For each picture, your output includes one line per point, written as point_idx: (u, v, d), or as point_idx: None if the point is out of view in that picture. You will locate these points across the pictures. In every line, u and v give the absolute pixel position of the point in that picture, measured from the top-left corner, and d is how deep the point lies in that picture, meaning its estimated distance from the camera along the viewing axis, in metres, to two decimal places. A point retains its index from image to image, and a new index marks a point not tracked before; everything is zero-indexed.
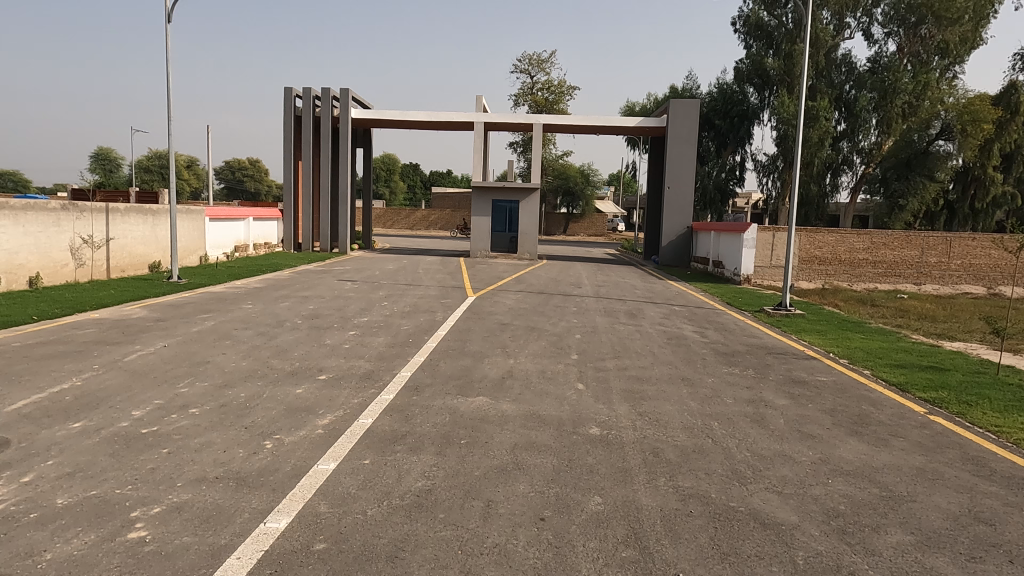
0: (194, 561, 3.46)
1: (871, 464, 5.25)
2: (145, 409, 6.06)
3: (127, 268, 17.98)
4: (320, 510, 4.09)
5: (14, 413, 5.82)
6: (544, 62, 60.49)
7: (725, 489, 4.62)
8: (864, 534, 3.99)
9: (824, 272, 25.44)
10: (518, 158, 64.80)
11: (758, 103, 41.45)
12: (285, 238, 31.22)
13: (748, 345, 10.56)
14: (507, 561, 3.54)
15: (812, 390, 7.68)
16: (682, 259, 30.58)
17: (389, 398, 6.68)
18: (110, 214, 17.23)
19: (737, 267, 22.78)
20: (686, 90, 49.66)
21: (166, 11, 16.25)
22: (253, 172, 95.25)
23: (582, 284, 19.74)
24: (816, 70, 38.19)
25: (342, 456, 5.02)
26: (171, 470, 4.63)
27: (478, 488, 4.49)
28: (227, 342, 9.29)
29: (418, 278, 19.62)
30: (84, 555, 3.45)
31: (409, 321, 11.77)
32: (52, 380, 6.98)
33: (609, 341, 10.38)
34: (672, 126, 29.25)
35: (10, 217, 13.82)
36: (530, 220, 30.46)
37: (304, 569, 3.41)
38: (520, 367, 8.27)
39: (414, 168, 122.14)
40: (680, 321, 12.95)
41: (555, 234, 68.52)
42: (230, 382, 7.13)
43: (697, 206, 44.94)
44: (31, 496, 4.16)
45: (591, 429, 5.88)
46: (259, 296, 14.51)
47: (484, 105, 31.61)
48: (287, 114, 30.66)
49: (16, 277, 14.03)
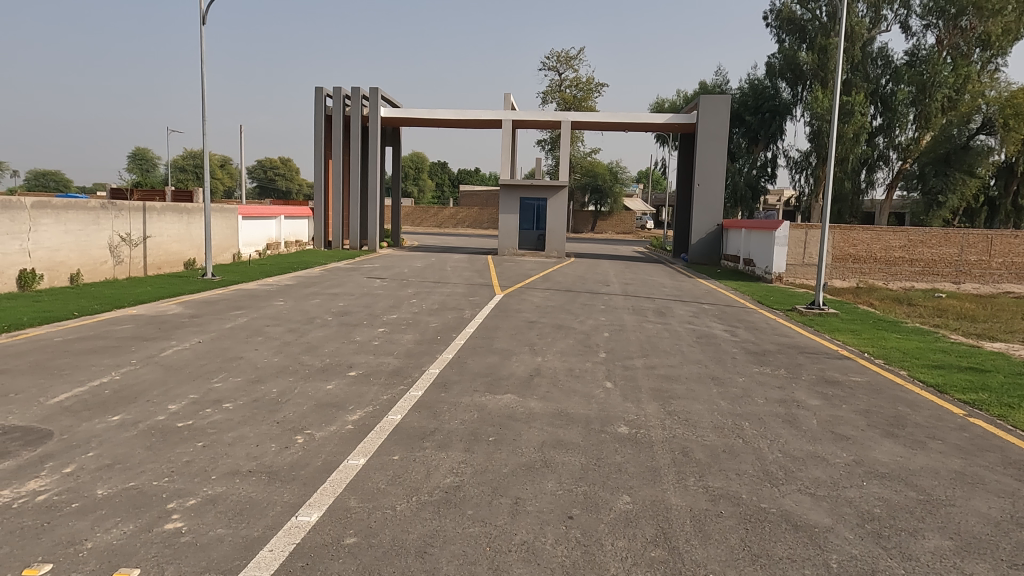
0: (228, 552, 3.53)
1: (907, 467, 5.13)
2: (181, 403, 6.20)
3: (163, 265, 18.41)
4: (350, 504, 4.14)
5: (56, 406, 6.00)
6: (572, 59, 60.40)
7: (755, 489, 4.56)
8: (900, 538, 3.91)
9: (858, 271, 25.05)
10: (545, 155, 65.11)
11: (791, 99, 40.71)
12: (316, 236, 31.61)
13: (779, 344, 10.40)
14: (536, 559, 3.54)
15: (845, 391, 7.54)
16: (712, 258, 30.12)
17: (417, 394, 6.75)
18: (146, 213, 17.65)
19: (769, 265, 22.35)
20: (716, 86, 49.27)
21: (201, 13, 16.69)
22: (285, 171, 96.99)
23: (610, 282, 19.62)
24: (852, 63, 37.40)
25: (372, 452, 5.06)
26: (205, 463, 4.73)
27: (506, 484, 4.50)
28: (259, 339, 9.44)
29: (446, 276, 19.68)
30: (123, 546, 3.54)
31: (437, 318, 11.82)
32: (92, 374, 7.20)
33: (637, 339, 10.30)
34: (702, 123, 28.94)
35: (53, 215, 14.24)
36: (558, 219, 30.41)
37: (334, 565, 3.44)
38: (547, 366, 8.21)
39: (443, 167, 123.40)
40: (709, 320, 12.80)
41: (583, 231, 69.36)
42: (262, 377, 7.28)
43: (728, 203, 44.23)
44: (72, 486, 4.28)
45: (619, 427, 5.84)
46: (291, 293, 14.74)
47: (511, 103, 31.53)
48: (317, 113, 30.93)
49: (58, 275, 14.45)
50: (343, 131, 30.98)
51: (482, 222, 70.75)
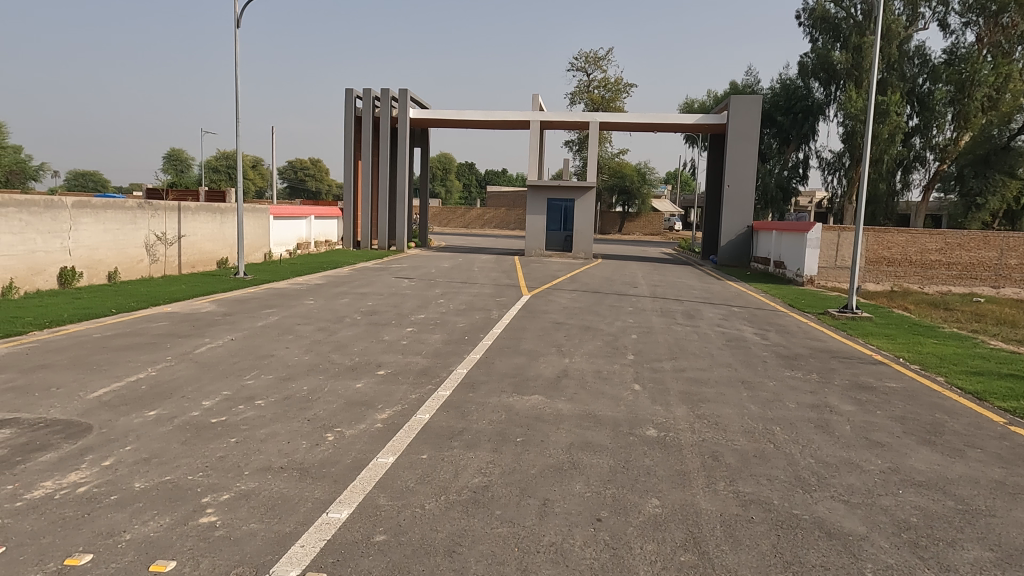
0: (261, 547, 3.59)
1: (944, 476, 5.00)
2: (214, 399, 6.32)
3: (196, 264, 18.81)
4: (379, 502, 4.18)
5: (95, 401, 6.16)
6: (600, 59, 60.14)
7: (787, 495, 4.50)
8: (937, 548, 3.82)
9: (893, 274, 24.52)
10: (573, 156, 64.99)
11: (824, 98, 40.03)
12: (345, 236, 31.98)
13: (811, 348, 10.23)
14: (564, 561, 3.53)
15: (879, 396, 7.38)
16: (742, 260, 29.67)
17: (445, 394, 6.77)
18: (181, 213, 18.04)
19: (800, 268, 21.99)
20: (746, 86, 48.68)
21: (235, 16, 17.02)
22: (315, 172, 98.16)
23: (638, 284, 19.48)
24: (888, 62, 36.64)
25: (400, 451, 5.09)
26: (238, 459, 4.81)
27: (534, 486, 4.50)
28: (290, 337, 9.58)
29: (473, 276, 19.75)
30: (159, 538, 3.62)
31: (465, 319, 11.86)
32: (129, 369, 7.38)
33: (666, 342, 10.21)
34: (733, 124, 28.62)
35: (92, 215, 14.63)
36: (586, 220, 30.31)
37: (365, 561, 3.47)
38: (575, 367, 8.20)
39: (470, 167, 124.10)
40: (739, 323, 12.64)
41: (610, 232, 68.97)
42: (293, 375, 7.38)
43: (758, 204, 43.56)
44: (111, 479, 4.39)
45: (647, 430, 5.81)
46: (320, 292, 14.93)
47: (540, 104, 31.55)
48: (347, 114, 31.29)
49: (97, 273, 14.83)
50: (372, 132, 31.28)
51: (509, 222, 70.85)
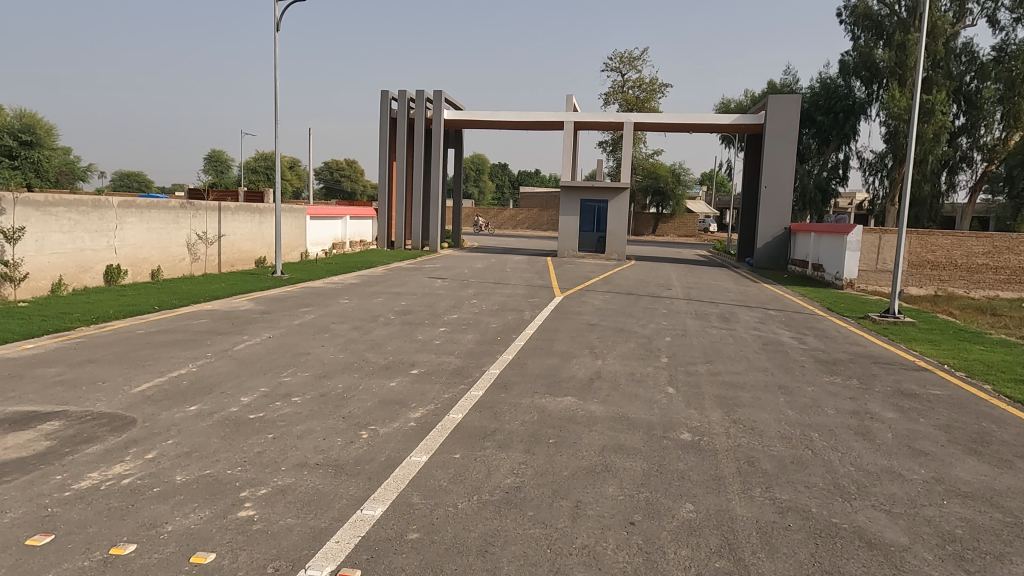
0: (297, 541, 3.65)
1: (992, 487, 4.84)
2: (253, 396, 6.45)
3: (235, 263, 19.22)
4: (413, 500, 4.22)
5: (139, 395, 6.33)
6: (635, 60, 59.66)
7: (826, 503, 4.40)
8: (984, 562, 3.69)
9: (937, 278, 23.79)
10: (607, 157, 64.62)
11: (865, 98, 39.14)
12: (379, 236, 32.34)
13: (851, 353, 9.99)
14: (597, 564, 3.51)
15: (923, 404, 7.17)
16: (779, 262, 29.13)
17: (478, 394, 6.80)
18: (221, 212, 18.45)
19: (840, 271, 21.50)
20: (785, 86, 47.81)
21: (274, 20, 17.36)
22: (350, 172, 99.40)
23: (672, 286, 19.27)
24: (933, 60, 35.61)
25: (433, 450, 5.12)
26: (276, 455, 4.90)
27: (567, 488, 4.48)
28: (326, 335, 9.73)
29: (506, 277, 19.79)
30: (200, 530, 3.71)
31: (498, 319, 11.89)
32: (171, 365, 7.58)
33: (701, 345, 10.08)
34: (771, 124, 28.16)
35: (137, 214, 15.06)
36: (620, 221, 30.10)
37: (398, 558, 3.51)
38: (608, 369, 8.14)
39: (503, 168, 124.31)
40: (776, 326, 12.41)
41: (644, 234, 68.39)
42: (328, 373, 7.48)
43: (796, 206, 42.69)
44: (154, 471, 4.52)
45: (682, 434, 5.75)
46: (355, 292, 15.11)
47: (574, 104, 31.46)
48: (382, 116, 31.62)
49: (141, 271, 15.26)
50: (407, 133, 31.56)
51: (541, 223, 70.75)
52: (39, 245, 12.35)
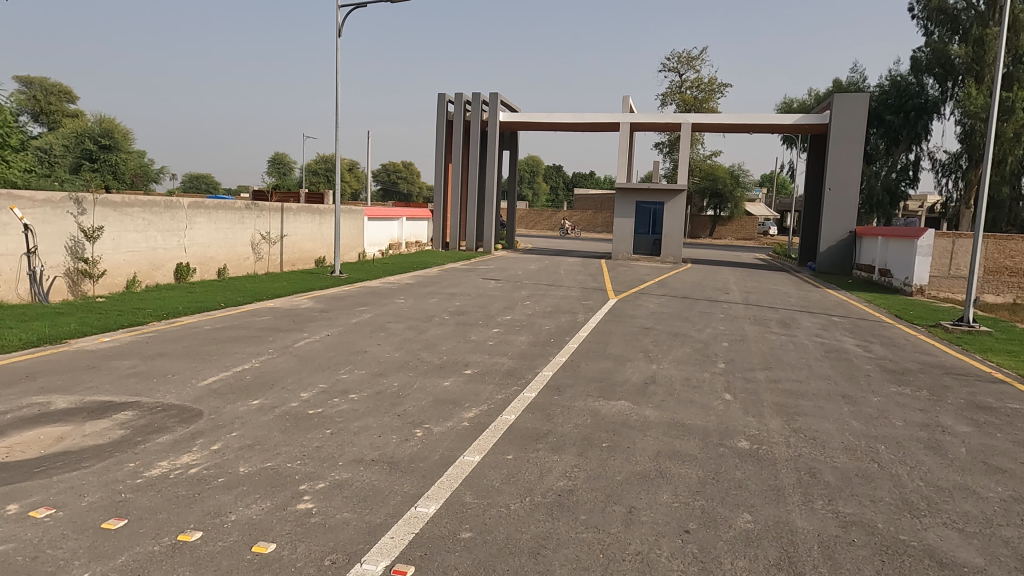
0: (353, 535, 3.73)
1: None
2: (312, 391, 6.63)
3: (296, 262, 19.80)
4: (465, 499, 4.25)
5: (206, 388, 6.60)
6: (694, 59, 58.57)
7: (893, 519, 4.21)
8: None
9: (1016, 285, 22.52)
10: (663, 158, 63.73)
11: (939, 95, 37.42)
12: (434, 237, 32.75)
13: (921, 363, 9.53)
14: (650, 571, 3.47)
15: (1000, 418, 6.78)
16: (843, 267, 28.09)
17: (530, 396, 6.80)
18: (284, 213, 19.04)
19: (909, 277, 20.57)
20: (851, 83, 46.10)
21: (337, 25, 17.80)
22: (407, 175, 101.06)
23: (730, 290, 18.84)
24: (1015, 55, 33.73)
25: (486, 450, 5.15)
26: (334, 450, 5.02)
27: (620, 493, 4.43)
28: (382, 334, 9.91)
29: (559, 279, 19.71)
30: (261, 521, 3.83)
31: (551, 321, 11.87)
32: (236, 360, 7.87)
33: (759, 351, 9.81)
34: (836, 123, 27.23)
35: (204, 215, 15.69)
36: (676, 224, 29.61)
37: (451, 557, 3.54)
38: (663, 374, 8.01)
39: (558, 171, 124.05)
40: (840, 334, 11.95)
41: (701, 236, 67.16)
42: (384, 372, 7.62)
43: (862, 208, 41.10)
44: (219, 462, 4.69)
45: (739, 442, 5.60)
46: (411, 292, 15.36)
47: (630, 105, 31.14)
48: (439, 118, 32.01)
49: (208, 269, 15.89)
50: (463, 135, 31.86)
51: (596, 225, 70.28)
52: (116, 244, 13.01)
